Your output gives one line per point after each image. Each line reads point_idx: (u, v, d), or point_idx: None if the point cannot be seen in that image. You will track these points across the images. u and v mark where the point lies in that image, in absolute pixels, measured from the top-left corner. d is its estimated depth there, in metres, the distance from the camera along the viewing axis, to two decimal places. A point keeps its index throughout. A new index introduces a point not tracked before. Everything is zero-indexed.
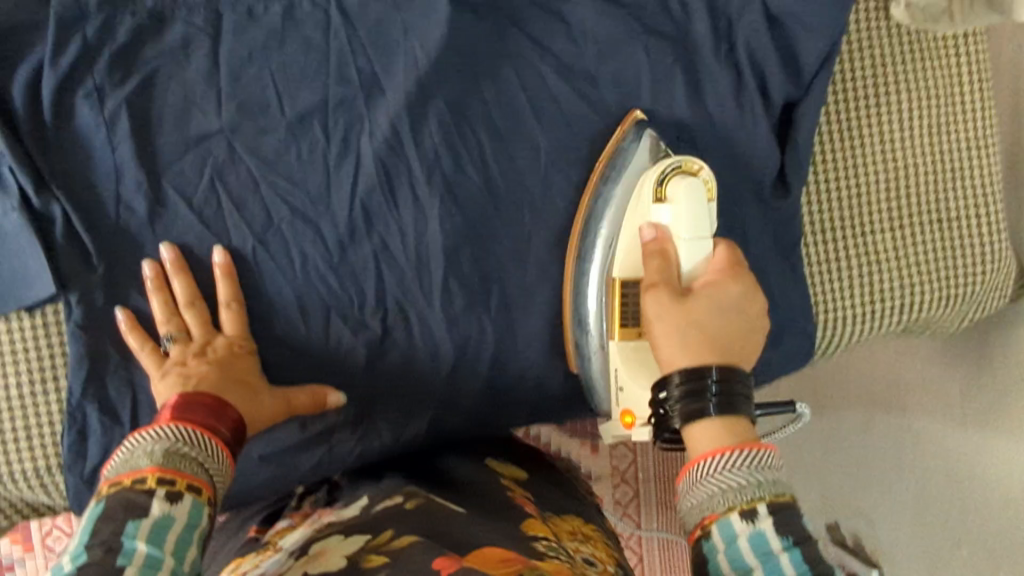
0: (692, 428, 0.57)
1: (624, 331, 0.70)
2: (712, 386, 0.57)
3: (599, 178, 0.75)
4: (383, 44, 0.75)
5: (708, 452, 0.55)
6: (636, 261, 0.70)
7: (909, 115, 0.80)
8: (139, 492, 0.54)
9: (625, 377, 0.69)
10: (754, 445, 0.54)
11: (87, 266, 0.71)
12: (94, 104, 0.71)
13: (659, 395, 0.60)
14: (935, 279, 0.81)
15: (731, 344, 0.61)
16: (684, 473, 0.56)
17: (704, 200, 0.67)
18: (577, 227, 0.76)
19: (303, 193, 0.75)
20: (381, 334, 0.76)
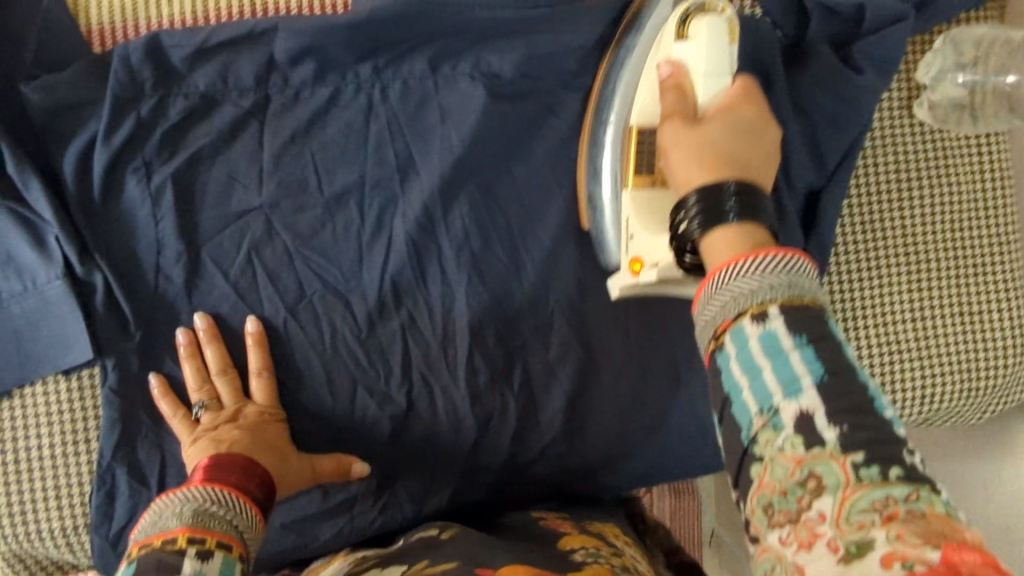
0: (712, 235, 0.51)
1: (638, 180, 0.69)
2: (730, 201, 0.52)
3: (618, 45, 0.77)
4: (421, 130, 0.78)
5: (726, 262, 0.49)
6: (652, 105, 0.70)
7: (929, 210, 0.83)
8: (170, 552, 0.56)
9: (636, 226, 0.69)
10: (784, 248, 0.47)
11: (125, 333, 0.74)
12: (141, 178, 0.74)
13: (674, 218, 0.55)
14: (955, 370, 0.83)
15: (752, 154, 0.58)
16: (701, 285, 0.50)
17: (725, 41, 0.68)
18: (594, 96, 0.78)
19: (335, 267, 0.77)
20: (406, 408, 0.78)
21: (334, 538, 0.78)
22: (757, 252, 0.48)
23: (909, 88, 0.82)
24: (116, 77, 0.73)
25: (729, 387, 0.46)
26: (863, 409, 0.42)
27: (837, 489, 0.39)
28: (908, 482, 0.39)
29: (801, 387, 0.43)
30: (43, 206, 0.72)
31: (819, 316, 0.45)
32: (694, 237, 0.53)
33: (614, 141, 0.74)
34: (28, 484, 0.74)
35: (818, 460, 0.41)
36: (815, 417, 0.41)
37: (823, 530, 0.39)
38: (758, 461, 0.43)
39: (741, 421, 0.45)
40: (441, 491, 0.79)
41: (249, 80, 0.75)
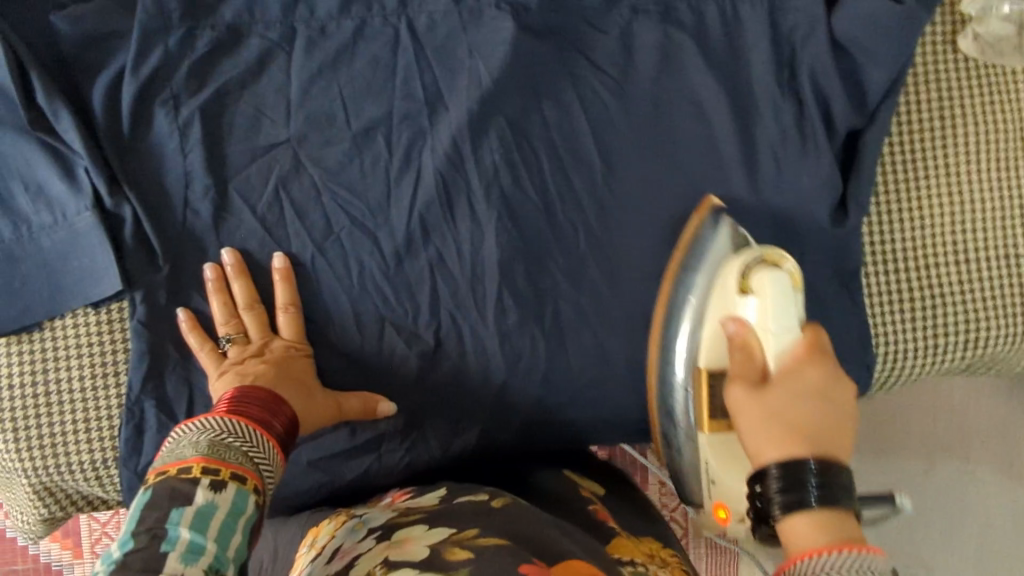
0: (790, 521, 0.51)
1: (714, 425, 0.69)
2: (811, 479, 0.51)
3: (680, 265, 0.76)
4: (449, 63, 0.77)
5: (805, 552, 0.48)
6: (718, 351, 0.69)
7: (976, 148, 0.80)
8: (183, 480, 0.57)
9: (716, 471, 0.68)
10: (861, 544, 0.46)
11: (152, 266, 0.74)
12: (169, 111, 0.74)
13: (754, 487, 0.55)
14: (1000, 314, 0.81)
15: (828, 434, 0.54)
16: (778, 573, 0.49)
17: (791, 294, 0.64)
18: (661, 306, 0.77)
19: (363, 203, 0.76)
20: (434, 346, 0.77)
21: (361, 476, 0.78)
22: (838, 545, 0.47)
23: (954, 22, 0.81)
24: (144, 6, 0.73)
25: None
26: None
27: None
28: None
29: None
30: (72, 136, 0.72)
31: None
32: (774, 516, 0.52)
33: (687, 352, 0.72)
34: (59, 418, 0.74)
35: None
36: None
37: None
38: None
39: None
40: (470, 434, 0.79)
41: (276, 12, 0.75)
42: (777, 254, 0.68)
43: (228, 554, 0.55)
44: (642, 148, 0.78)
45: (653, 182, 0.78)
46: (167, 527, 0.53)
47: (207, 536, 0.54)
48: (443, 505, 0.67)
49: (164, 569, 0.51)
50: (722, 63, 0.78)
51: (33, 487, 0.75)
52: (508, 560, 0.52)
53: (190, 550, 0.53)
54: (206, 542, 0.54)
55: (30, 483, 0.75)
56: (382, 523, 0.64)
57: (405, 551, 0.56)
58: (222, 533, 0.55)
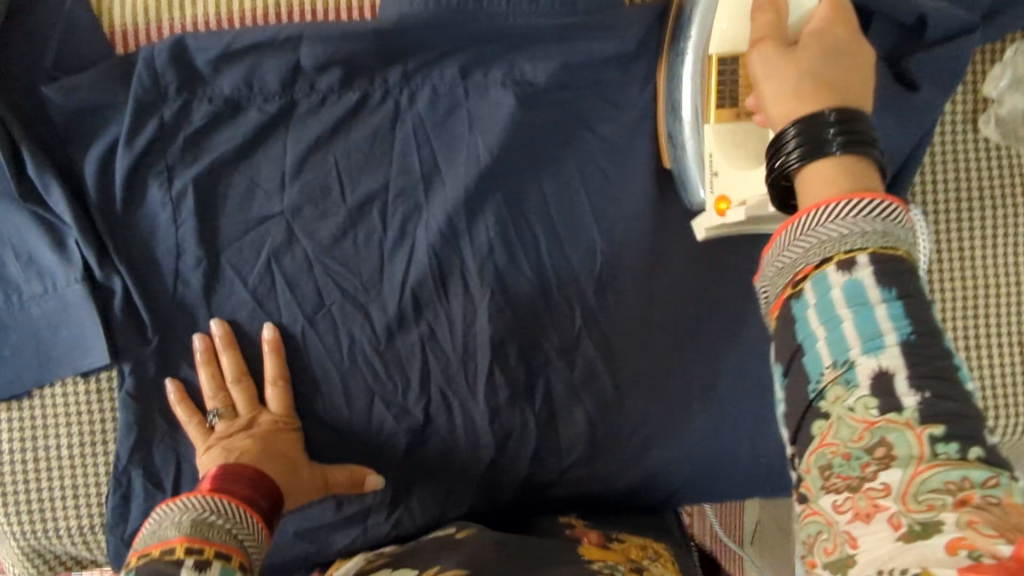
0: (810, 169, 0.46)
1: (722, 112, 0.67)
2: (829, 129, 0.46)
3: (680, 6, 0.72)
4: (449, 138, 0.74)
5: (812, 203, 0.44)
6: (733, 31, 0.66)
7: (991, 234, 0.78)
8: (169, 562, 0.55)
9: (721, 163, 0.67)
10: (873, 193, 0.42)
11: (142, 338, 0.73)
12: (163, 182, 0.73)
13: (771, 152, 0.50)
14: (1005, 403, 0.78)
15: (845, 84, 0.51)
16: (781, 226, 0.44)
17: None
18: (670, 30, 0.73)
19: (355, 278, 0.75)
20: (423, 421, 0.76)
21: (348, 548, 0.77)
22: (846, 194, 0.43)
23: (976, 102, 0.77)
24: (139, 79, 0.71)
25: (800, 336, 0.42)
26: (945, 379, 0.38)
27: (910, 463, 0.36)
28: (987, 465, 0.35)
29: (883, 344, 0.39)
30: (63, 209, 0.71)
31: (910, 269, 0.41)
32: (791, 174, 0.48)
33: (693, 74, 0.69)
34: (46, 485, 0.75)
35: (891, 426, 0.37)
36: (895, 380, 0.38)
37: (885, 503, 0.36)
38: (824, 416, 0.39)
39: (808, 372, 0.41)
40: (459, 507, 0.77)
41: (274, 84, 0.72)
42: None
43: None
44: (642, 227, 0.76)
45: (652, 260, 0.76)
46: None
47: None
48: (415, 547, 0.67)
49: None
50: None
51: (22, 550, 0.76)
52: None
53: None
54: None
55: (18, 545, 0.75)
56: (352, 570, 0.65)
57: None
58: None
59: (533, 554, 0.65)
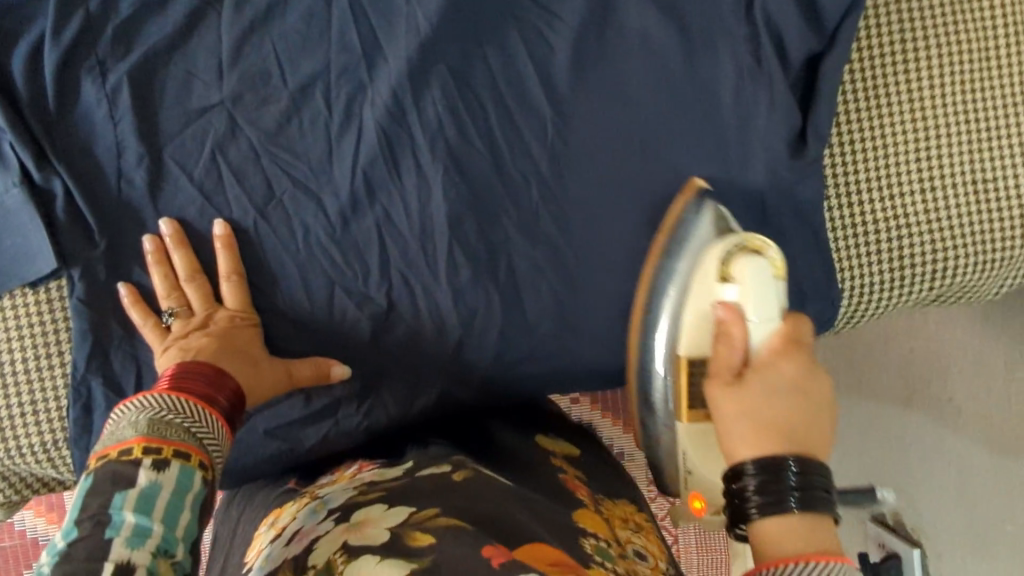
0: (767, 520, 0.50)
1: (692, 411, 0.68)
2: (791, 478, 0.50)
3: (663, 246, 0.73)
4: (386, 11, 0.73)
5: (777, 560, 0.48)
6: (703, 341, 0.68)
7: (942, 72, 0.76)
8: (127, 463, 0.53)
9: (694, 462, 0.70)
10: (833, 556, 0.46)
11: (89, 241, 0.71)
12: (96, 78, 0.71)
13: (732, 484, 0.53)
14: (970, 241, 0.78)
15: (801, 428, 0.54)
16: (749, 575, 0.49)
17: (771, 282, 0.64)
18: (646, 278, 0.74)
19: (304, 164, 0.73)
20: (386, 307, 0.75)
21: (321, 442, 0.76)
22: (809, 554, 0.47)
23: None
24: None
25: None
26: None
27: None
28: None
29: None
30: None
31: None
32: (745, 517, 0.52)
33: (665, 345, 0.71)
34: (5, 400, 0.73)
35: None
36: None
37: None
38: None
39: None
40: (429, 393, 0.77)
41: None
42: (754, 241, 0.67)
43: (182, 534, 0.52)
44: (592, 95, 0.74)
45: (609, 129, 0.74)
46: (110, 513, 0.51)
47: (153, 517, 0.51)
48: (408, 483, 0.62)
49: (108, 557, 0.48)
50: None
51: None
52: (468, 548, 0.48)
53: (136, 534, 0.50)
54: (152, 525, 0.51)
55: None
56: (341, 503, 0.60)
57: (366, 536, 0.52)
58: (169, 512, 0.52)
59: (526, 500, 0.61)
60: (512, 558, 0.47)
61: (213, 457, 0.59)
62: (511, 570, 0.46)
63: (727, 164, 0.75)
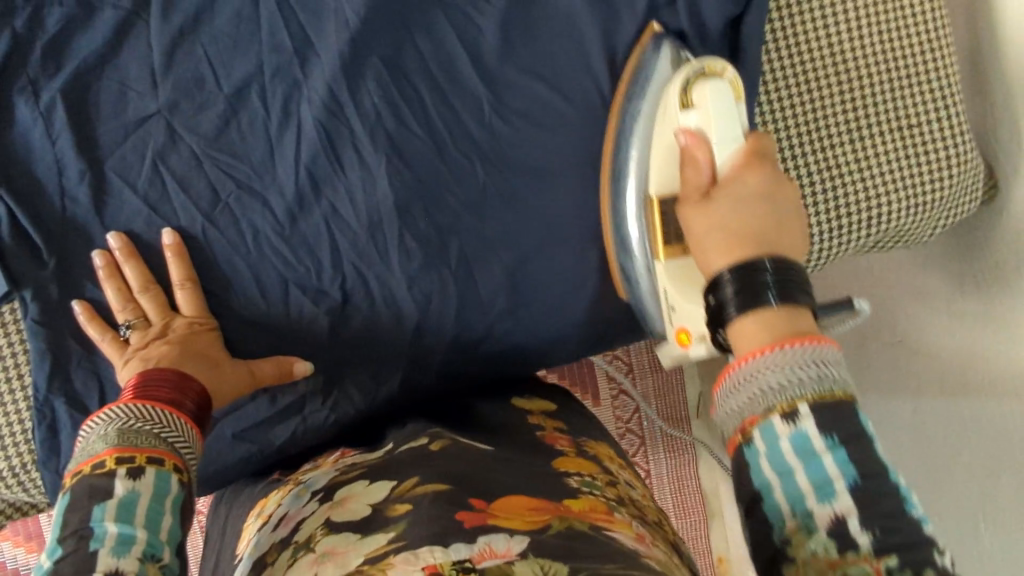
0: (742, 321, 0.52)
1: (668, 249, 0.68)
2: (767, 278, 0.53)
3: (623, 97, 0.74)
4: (314, 7, 0.73)
5: (752, 352, 0.50)
6: (671, 174, 0.69)
7: (861, 24, 0.78)
8: (101, 475, 0.54)
9: (675, 297, 0.68)
10: (809, 338, 0.49)
11: (39, 262, 0.71)
12: (29, 98, 0.71)
13: (710, 298, 0.56)
14: (903, 186, 0.79)
15: (768, 231, 0.57)
16: (724, 374, 0.51)
17: (732, 101, 0.66)
18: (609, 149, 0.75)
19: (246, 166, 0.74)
20: (342, 301, 0.75)
21: (290, 441, 0.77)
22: (784, 341, 0.49)
23: None
24: None
25: (759, 484, 0.47)
26: (895, 514, 0.43)
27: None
28: None
29: (835, 490, 0.44)
30: None
31: (851, 408, 0.46)
32: (724, 320, 0.54)
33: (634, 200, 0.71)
34: None
35: (851, 565, 0.42)
36: (849, 522, 0.43)
37: None
38: (790, 561, 0.44)
39: (771, 519, 0.46)
40: (393, 380, 0.78)
41: None
42: (713, 66, 0.69)
43: (165, 535, 0.53)
44: (525, 73, 0.75)
45: (547, 105, 0.76)
46: (91, 525, 0.51)
47: (135, 524, 0.52)
48: (388, 458, 0.64)
49: (96, 568, 0.49)
50: None
51: None
52: (444, 509, 0.50)
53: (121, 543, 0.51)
54: (135, 531, 0.52)
55: None
56: (324, 485, 0.62)
57: (346, 512, 0.55)
58: (150, 518, 0.53)
59: (505, 460, 0.62)
60: (484, 519, 0.49)
61: (187, 460, 0.59)
62: (483, 529, 0.48)
63: None
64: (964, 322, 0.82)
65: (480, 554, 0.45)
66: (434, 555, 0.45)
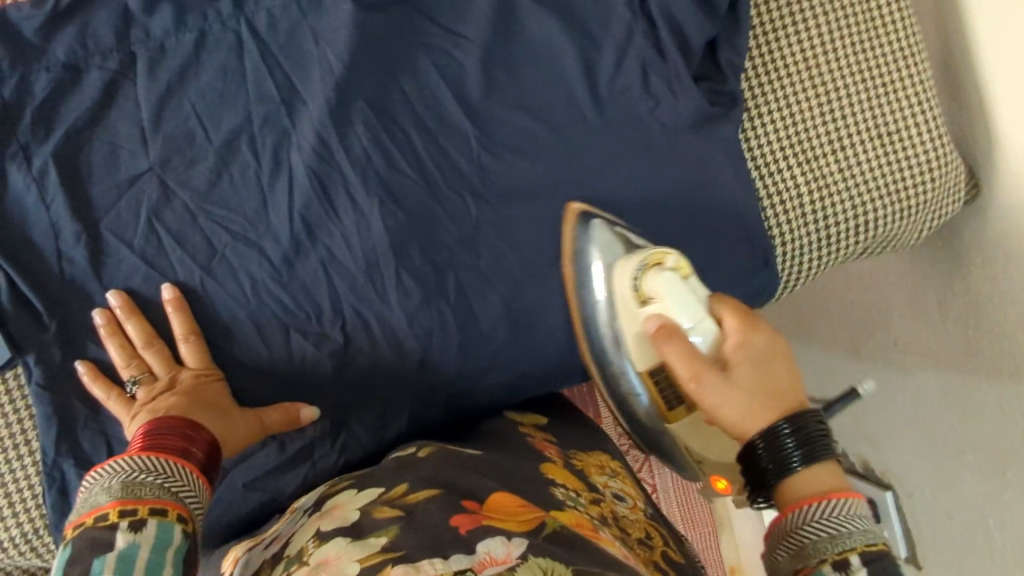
0: (785, 485, 0.57)
1: (675, 415, 0.72)
2: (789, 441, 0.57)
3: (574, 270, 0.76)
4: (298, 56, 0.74)
5: (801, 501, 0.56)
6: (648, 350, 0.71)
7: (833, 38, 0.80)
8: (105, 529, 0.53)
9: (699, 447, 0.73)
10: (843, 495, 0.54)
11: (40, 325, 0.72)
12: (21, 164, 0.71)
13: (745, 460, 0.60)
14: (886, 193, 0.81)
15: (784, 387, 0.61)
16: (776, 526, 0.57)
17: (681, 281, 0.67)
18: (577, 319, 0.77)
19: (239, 216, 0.74)
20: (344, 342, 0.76)
21: (300, 488, 0.76)
22: (825, 495, 0.55)
23: None
24: None
25: None
26: None
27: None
28: None
29: None
30: None
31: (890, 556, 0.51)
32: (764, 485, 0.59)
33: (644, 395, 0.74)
34: None
35: None
36: None
37: None
38: None
39: None
40: (401, 415, 0.78)
41: (109, 40, 0.73)
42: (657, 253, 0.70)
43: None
44: (510, 106, 0.77)
45: (534, 137, 0.77)
46: None
47: None
48: (376, 468, 0.67)
49: None
50: (559, 9, 0.77)
51: None
52: (438, 518, 0.53)
53: None
54: None
55: None
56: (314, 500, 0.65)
57: (335, 518, 0.56)
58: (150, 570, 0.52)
59: (495, 467, 0.65)
60: (479, 524, 0.52)
61: (190, 509, 0.58)
62: (479, 537, 0.50)
63: (652, 152, 0.78)
64: (958, 323, 0.83)
65: (481, 563, 0.47)
66: (435, 565, 0.47)
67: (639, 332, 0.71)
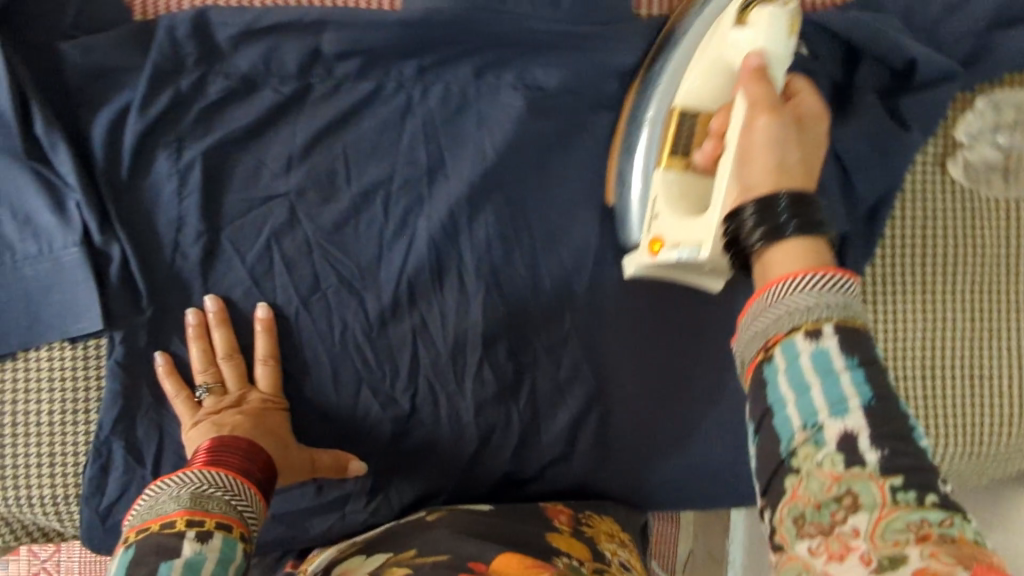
0: (771, 252, 0.48)
1: (672, 160, 0.70)
2: (782, 211, 0.48)
3: (674, 23, 0.75)
4: (457, 134, 0.77)
5: (783, 274, 0.45)
6: (699, 91, 0.69)
7: (953, 273, 0.82)
8: (170, 536, 0.54)
9: (662, 207, 0.69)
10: (838, 266, 0.44)
11: (136, 307, 0.73)
12: (171, 154, 0.74)
13: (731, 226, 0.51)
14: (958, 433, 0.82)
15: (812, 134, 0.56)
16: (753, 296, 0.46)
17: (784, 36, 0.64)
18: (640, 80, 0.76)
19: (353, 264, 0.76)
20: (409, 412, 0.77)
21: (325, 533, 0.78)
22: (816, 268, 0.45)
23: (945, 146, 0.83)
24: (159, 49, 0.72)
25: (770, 402, 0.43)
26: (906, 438, 0.40)
27: (874, 508, 0.38)
28: (944, 508, 0.37)
29: (848, 408, 0.41)
30: (67, 169, 0.71)
31: (871, 339, 0.43)
32: (749, 252, 0.49)
33: (648, 147, 0.72)
34: (22, 449, 0.74)
35: (855, 479, 0.39)
36: (859, 439, 0.40)
37: (856, 544, 0.37)
38: (794, 473, 0.41)
39: (779, 435, 0.42)
40: (440, 495, 0.79)
41: (292, 67, 0.75)
42: None
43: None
44: None
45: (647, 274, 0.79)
46: None
47: None
48: (384, 530, 0.69)
49: None
50: None
51: None
52: None
53: None
54: None
55: None
56: (324, 559, 0.66)
57: None
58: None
59: (500, 533, 0.66)
60: None
61: (250, 524, 0.59)
62: None
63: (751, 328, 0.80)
64: None
65: None
66: None
67: (726, 61, 0.68)
